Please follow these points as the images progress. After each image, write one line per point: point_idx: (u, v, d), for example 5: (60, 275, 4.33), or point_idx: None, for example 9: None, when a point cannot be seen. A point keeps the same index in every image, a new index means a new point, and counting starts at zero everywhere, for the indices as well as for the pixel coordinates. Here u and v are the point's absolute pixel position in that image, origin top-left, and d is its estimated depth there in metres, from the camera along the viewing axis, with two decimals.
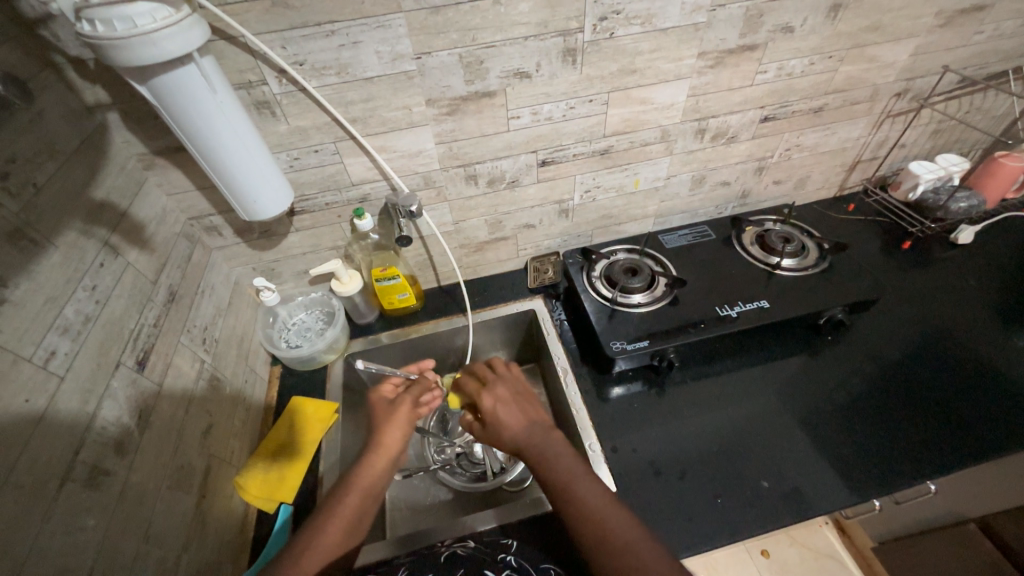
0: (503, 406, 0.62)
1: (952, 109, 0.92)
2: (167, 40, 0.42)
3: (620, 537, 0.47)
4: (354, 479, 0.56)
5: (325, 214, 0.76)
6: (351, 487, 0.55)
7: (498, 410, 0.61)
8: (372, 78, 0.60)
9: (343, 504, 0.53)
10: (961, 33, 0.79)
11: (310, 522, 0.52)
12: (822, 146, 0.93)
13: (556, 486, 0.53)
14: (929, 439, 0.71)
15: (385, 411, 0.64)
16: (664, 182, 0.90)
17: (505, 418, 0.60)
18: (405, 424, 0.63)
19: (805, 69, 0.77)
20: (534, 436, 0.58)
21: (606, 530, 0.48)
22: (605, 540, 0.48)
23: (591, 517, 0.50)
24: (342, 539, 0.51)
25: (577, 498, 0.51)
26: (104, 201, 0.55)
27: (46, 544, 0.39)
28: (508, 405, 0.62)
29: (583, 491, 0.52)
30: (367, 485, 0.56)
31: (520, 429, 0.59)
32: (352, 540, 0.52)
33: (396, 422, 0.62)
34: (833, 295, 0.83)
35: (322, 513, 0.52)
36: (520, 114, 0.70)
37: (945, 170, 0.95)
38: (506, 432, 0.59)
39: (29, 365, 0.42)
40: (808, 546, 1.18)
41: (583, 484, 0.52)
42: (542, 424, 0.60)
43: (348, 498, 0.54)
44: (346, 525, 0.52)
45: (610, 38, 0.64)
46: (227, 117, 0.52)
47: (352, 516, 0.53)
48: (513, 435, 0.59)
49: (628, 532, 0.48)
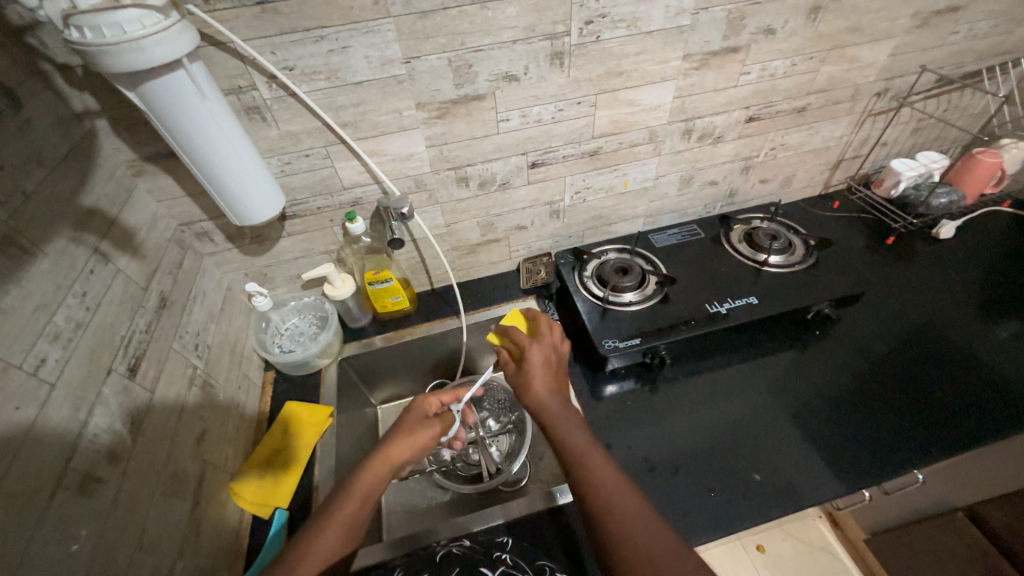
0: (543, 370, 0.64)
1: (931, 108, 0.95)
2: (156, 46, 0.42)
3: (630, 511, 0.48)
4: (353, 485, 0.56)
5: (317, 218, 0.76)
6: (350, 493, 0.55)
7: (535, 369, 0.63)
8: (362, 83, 0.61)
9: (340, 511, 0.53)
10: (937, 34, 0.82)
11: (310, 528, 0.51)
12: (807, 145, 0.95)
13: (570, 462, 0.54)
14: (914, 430, 0.72)
15: (399, 426, 0.65)
16: (653, 182, 0.91)
17: (534, 381, 0.62)
18: (420, 446, 0.63)
19: (788, 70, 0.79)
20: (556, 408, 0.60)
21: (613, 503, 0.49)
22: (616, 514, 0.48)
23: (602, 490, 0.50)
24: (337, 546, 0.51)
25: (590, 472, 0.52)
26: (94, 208, 0.55)
27: (39, 552, 0.39)
28: (546, 375, 0.63)
29: (590, 464, 0.53)
30: (367, 492, 0.56)
31: (546, 398, 0.61)
32: (346, 547, 0.52)
33: (403, 441, 0.62)
34: (819, 290, 0.84)
35: (318, 519, 0.52)
36: (509, 117, 0.71)
37: (925, 167, 0.98)
38: (534, 392, 0.62)
39: (20, 372, 0.42)
40: (801, 540, 1.20)
41: (589, 457, 0.54)
42: (568, 404, 0.61)
43: (346, 505, 0.54)
44: (343, 531, 0.52)
45: (597, 41, 0.65)
46: (217, 121, 0.52)
47: (350, 522, 0.53)
48: (540, 398, 0.61)
49: (637, 507, 0.48)
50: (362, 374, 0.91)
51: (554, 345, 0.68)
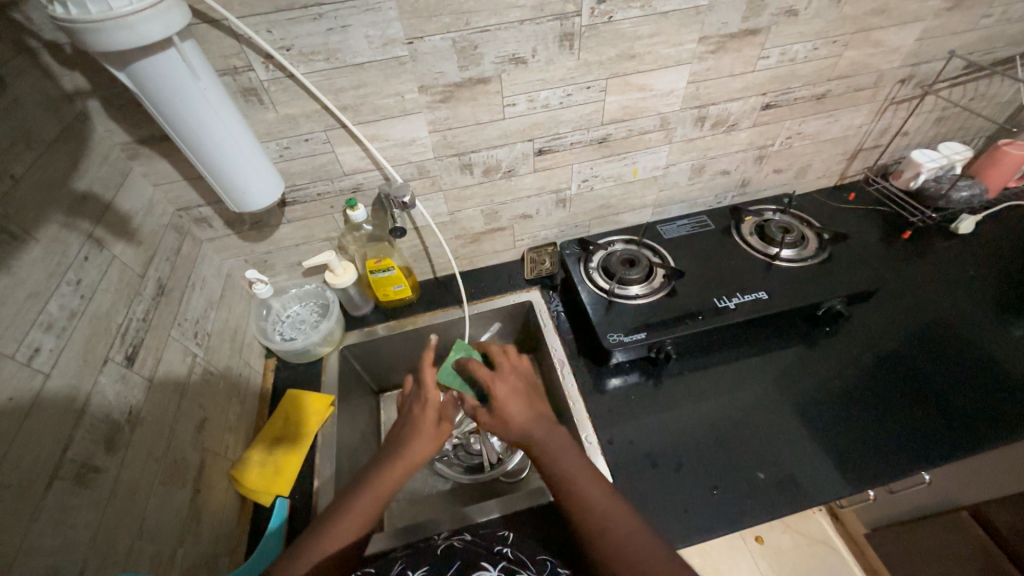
0: (514, 396, 0.61)
1: (956, 96, 0.91)
2: (144, 23, 0.40)
3: (621, 529, 0.49)
4: (370, 480, 0.57)
5: (317, 204, 0.74)
6: (367, 487, 0.56)
7: (510, 400, 0.60)
8: (362, 64, 0.58)
9: (359, 501, 0.55)
10: (969, 17, 0.77)
11: (327, 518, 0.54)
12: (824, 134, 0.92)
13: (561, 474, 0.54)
14: (922, 431, 0.71)
15: (411, 428, 0.62)
16: (663, 170, 0.89)
17: (514, 413, 0.59)
18: (431, 440, 0.61)
19: (809, 54, 0.75)
20: (540, 431, 0.58)
21: (608, 520, 0.50)
22: (604, 531, 0.49)
23: (595, 512, 0.51)
24: (359, 527, 0.53)
25: (583, 495, 0.52)
26: (87, 193, 0.54)
27: (34, 543, 0.39)
28: (520, 397, 0.61)
29: (585, 489, 0.53)
30: (386, 491, 0.57)
31: (529, 426, 0.58)
32: (367, 528, 0.54)
33: (417, 447, 0.60)
34: (832, 285, 0.82)
35: (337, 508, 0.55)
36: (515, 101, 0.68)
37: (946, 159, 0.94)
38: (512, 423, 0.59)
39: (12, 362, 0.41)
40: (801, 533, 1.19)
41: (586, 483, 0.53)
42: (552, 423, 0.59)
43: (364, 498, 0.55)
44: (364, 518, 0.54)
45: (609, 21, 0.62)
46: (212, 103, 0.50)
47: (371, 508, 0.55)
48: (522, 426, 0.58)
49: (628, 524, 0.49)
50: (364, 362, 0.91)
51: (523, 371, 0.65)
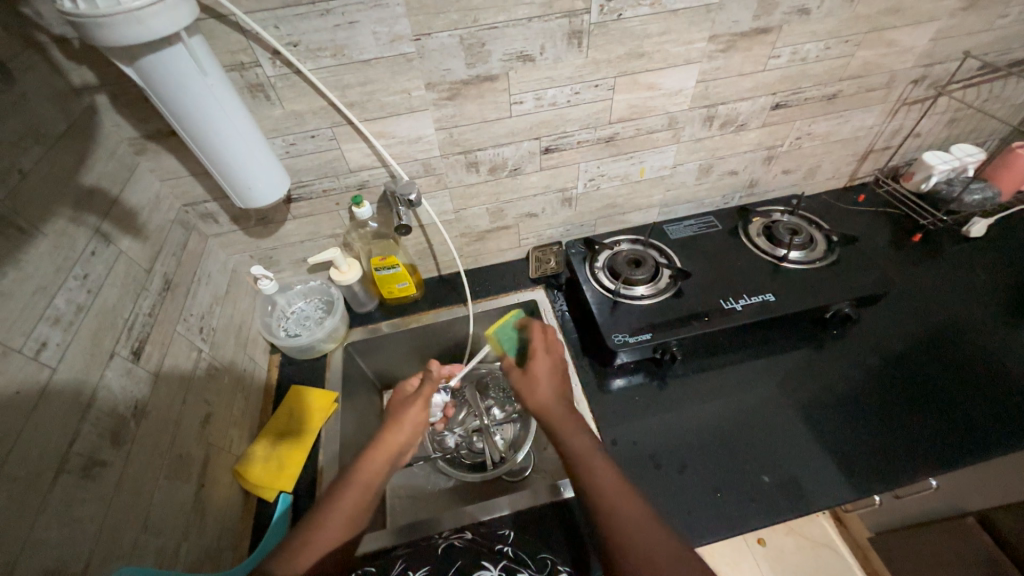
0: (549, 374, 0.64)
1: (970, 97, 0.89)
2: (153, 18, 0.40)
3: (628, 516, 0.48)
4: (353, 476, 0.57)
5: (323, 201, 0.74)
6: (351, 484, 0.56)
7: (542, 376, 0.63)
8: (370, 61, 0.58)
9: (343, 500, 0.54)
10: (985, 17, 0.76)
11: (309, 518, 0.53)
12: (834, 134, 0.90)
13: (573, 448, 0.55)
14: (930, 437, 0.70)
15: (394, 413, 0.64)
16: (670, 170, 0.88)
17: (544, 385, 0.62)
18: (413, 423, 0.63)
19: (820, 53, 0.74)
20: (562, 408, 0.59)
21: (614, 507, 0.49)
22: (612, 514, 0.48)
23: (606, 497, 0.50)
24: (343, 530, 0.52)
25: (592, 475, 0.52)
26: (95, 187, 0.54)
27: (41, 536, 0.39)
28: (553, 376, 0.64)
29: (596, 469, 0.52)
30: (369, 487, 0.56)
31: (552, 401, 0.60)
32: (352, 531, 0.53)
33: (389, 437, 0.61)
34: (840, 288, 0.81)
35: (321, 508, 0.54)
36: (523, 99, 0.68)
37: (960, 160, 0.92)
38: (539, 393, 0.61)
39: (19, 356, 0.41)
40: (804, 536, 1.17)
41: (597, 461, 0.53)
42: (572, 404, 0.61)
43: (347, 497, 0.55)
44: (347, 518, 0.53)
45: (618, 19, 0.61)
46: (218, 98, 0.50)
47: (354, 509, 0.54)
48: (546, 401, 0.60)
49: (637, 512, 0.48)
50: (367, 360, 0.91)
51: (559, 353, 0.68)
